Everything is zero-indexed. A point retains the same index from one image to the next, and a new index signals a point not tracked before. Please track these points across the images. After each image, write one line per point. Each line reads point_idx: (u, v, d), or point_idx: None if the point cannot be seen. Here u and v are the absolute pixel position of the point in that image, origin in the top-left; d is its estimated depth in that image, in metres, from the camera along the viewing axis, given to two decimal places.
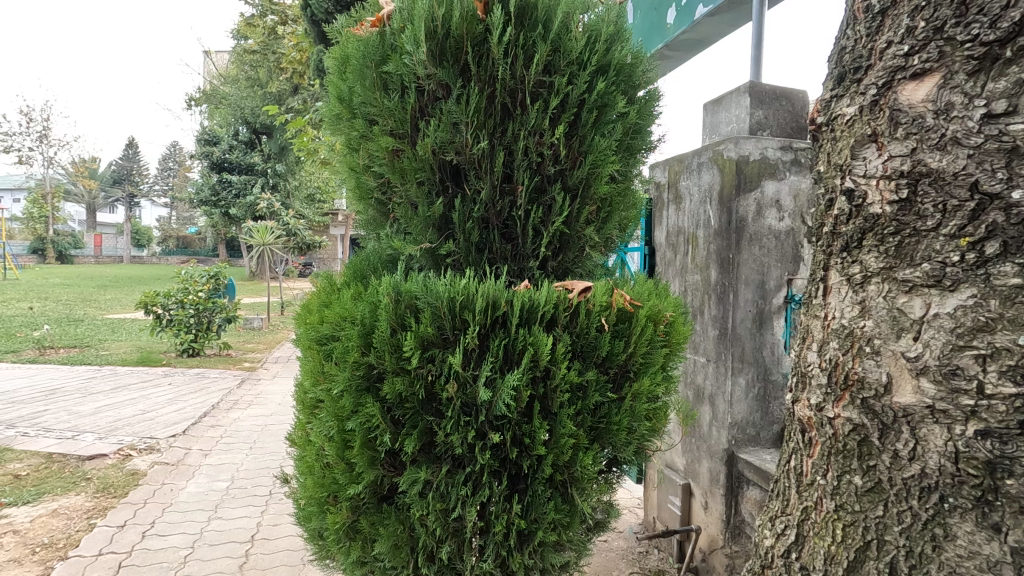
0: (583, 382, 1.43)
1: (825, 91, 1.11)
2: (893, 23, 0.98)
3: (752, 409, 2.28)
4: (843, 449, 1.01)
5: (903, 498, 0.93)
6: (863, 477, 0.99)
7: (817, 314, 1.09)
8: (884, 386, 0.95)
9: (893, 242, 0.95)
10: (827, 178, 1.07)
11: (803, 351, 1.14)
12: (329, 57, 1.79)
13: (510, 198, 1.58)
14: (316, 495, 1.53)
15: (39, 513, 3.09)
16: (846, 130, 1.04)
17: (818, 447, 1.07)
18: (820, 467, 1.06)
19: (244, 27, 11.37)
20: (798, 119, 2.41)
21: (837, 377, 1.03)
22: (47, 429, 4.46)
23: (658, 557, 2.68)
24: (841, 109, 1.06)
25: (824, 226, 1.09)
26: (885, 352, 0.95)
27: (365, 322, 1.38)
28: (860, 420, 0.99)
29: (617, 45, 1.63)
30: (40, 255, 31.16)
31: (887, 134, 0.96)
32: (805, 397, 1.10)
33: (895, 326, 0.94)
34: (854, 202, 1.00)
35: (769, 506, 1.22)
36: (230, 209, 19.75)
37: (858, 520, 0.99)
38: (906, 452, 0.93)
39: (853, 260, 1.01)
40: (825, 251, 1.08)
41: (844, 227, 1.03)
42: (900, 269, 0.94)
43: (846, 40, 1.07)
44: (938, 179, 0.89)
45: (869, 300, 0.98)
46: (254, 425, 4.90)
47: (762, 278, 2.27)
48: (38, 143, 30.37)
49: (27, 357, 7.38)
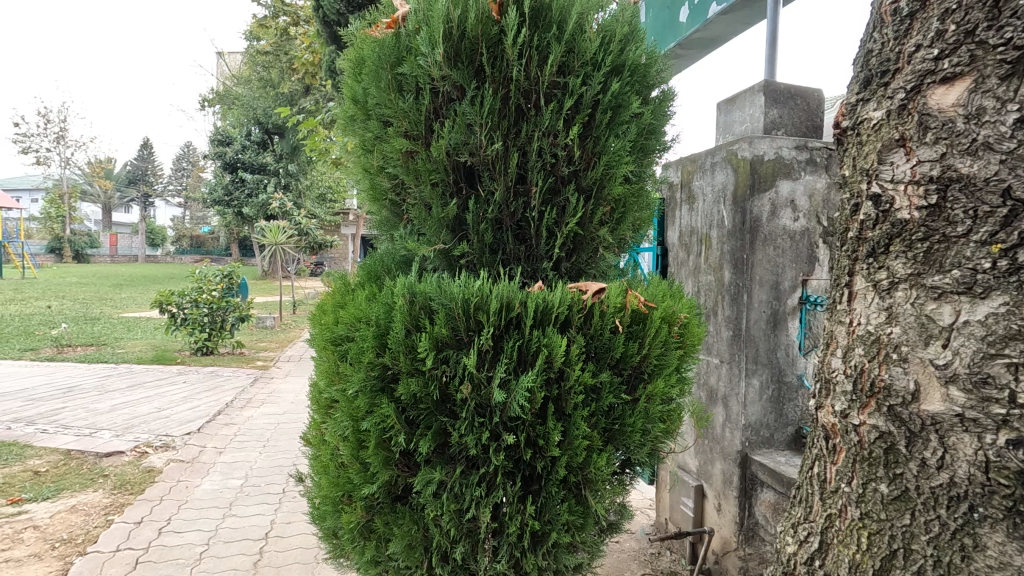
0: (597, 384, 1.42)
1: (851, 95, 1.10)
2: (922, 26, 0.97)
3: (766, 410, 2.26)
4: (869, 456, 1.00)
5: (930, 507, 0.92)
6: (889, 485, 0.97)
7: (842, 319, 1.08)
8: (911, 394, 0.94)
9: (921, 249, 0.93)
10: (853, 182, 1.06)
11: (826, 356, 1.13)
12: (343, 59, 1.80)
13: (524, 199, 1.58)
14: (330, 494, 1.54)
15: (58, 509, 3.14)
16: (872, 134, 1.03)
17: (843, 454, 1.06)
18: (844, 474, 1.05)
19: (257, 28, 11.43)
20: (814, 119, 2.39)
21: (862, 384, 1.02)
22: (66, 425, 4.53)
23: (670, 559, 2.67)
24: (868, 113, 1.05)
25: (848, 231, 1.08)
26: (913, 359, 0.94)
27: (380, 323, 1.40)
28: (886, 428, 0.98)
29: (632, 45, 1.63)
30: (57, 254, 31.67)
31: (915, 139, 0.95)
32: (828, 402, 1.09)
33: (923, 333, 0.93)
34: (880, 207, 0.99)
35: (791, 512, 1.21)
36: (243, 209, 19.93)
37: (883, 528, 0.98)
38: (934, 461, 0.92)
39: (879, 266, 1.00)
40: (850, 256, 1.07)
41: (870, 232, 1.01)
42: (928, 275, 0.93)
43: (872, 44, 1.06)
44: (969, 184, 0.88)
45: (896, 307, 0.97)
46: (267, 423, 4.95)
47: (777, 279, 2.25)
48: (56, 144, 30.88)
49: (45, 355, 7.52)
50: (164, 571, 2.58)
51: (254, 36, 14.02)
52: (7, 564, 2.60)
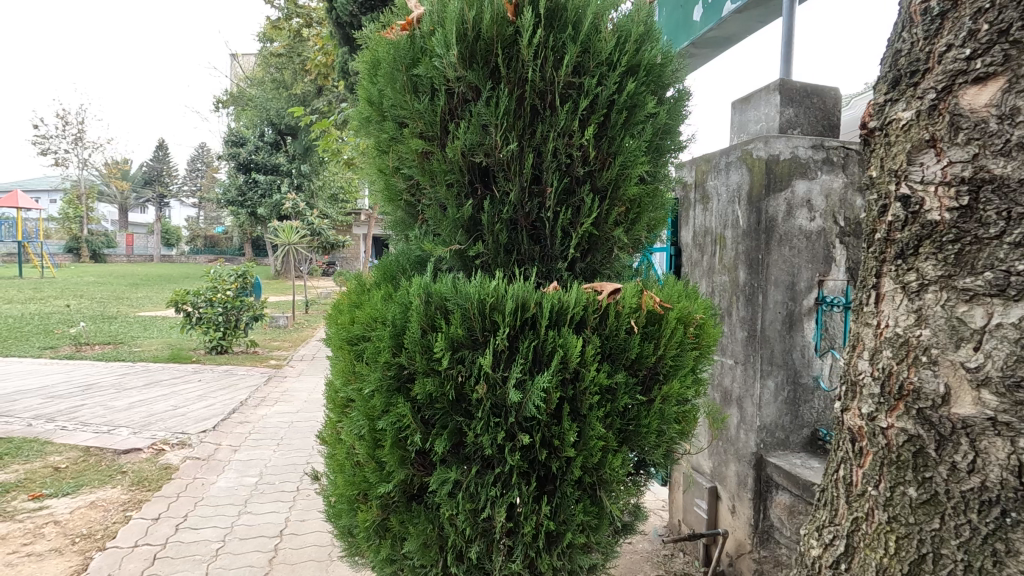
0: (612, 385, 1.42)
1: (878, 95, 1.09)
2: (953, 26, 0.95)
3: (781, 412, 2.24)
4: (897, 459, 0.99)
5: (960, 512, 0.91)
6: (918, 489, 0.96)
7: (869, 321, 1.07)
8: (941, 397, 0.93)
9: (951, 250, 0.93)
10: (881, 183, 1.05)
11: (851, 358, 1.11)
12: (359, 61, 1.82)
13: (539, 199, 1.58)
14: (346, 493, 1.56)
15: (78, 505, 3.20)
16: (901, 135, 1.01)
17: (870, 457, 1.05)
18: (871, 477, 1.04)
19: (270, 31, 11.54)
20: (830, 117, 2.37)
21: (890, 386, 1.00)
22: (84, 423, 4.61)
23: (683, 560, 2.66)
24: (896, 113, 1.03)
25: (875, 233, 1.06)
26: (943, 362, 0.93)
27: (397, 323, 1.41)
28: (915, 431, 0.96)
29: (647, 45, 1.62)
30: (75, 254, 32.20)
31: (946, 139, 0.94)
32: (855, 405, 1.08)
33: (954, 335, 0.92)
34: (909, 208, 0.98)
35: (814, 515, 1.20)
36: (256, 209, 20.12)
37: (911, 532, 0.97)
38: (965, 465, 0.91)
39: (908, 268, 0.99)
40: (877, 258, 1.06)
41: (899, 233, 1.00)
42: (959, 277, 0.92)
43: (901, 43, 1.04)
44: (1002, 185, 0.87)
45: (926, 309, 0.96)
46: (281, 422, 4.99)
47: (793, 279, 2.23)
48: (74, 146, 31.38)
49: (64, 353, 7.65)
50: (181, 567, 2.61)
51: (268, 38, 14.15)
52: (29, 558, 2.65)
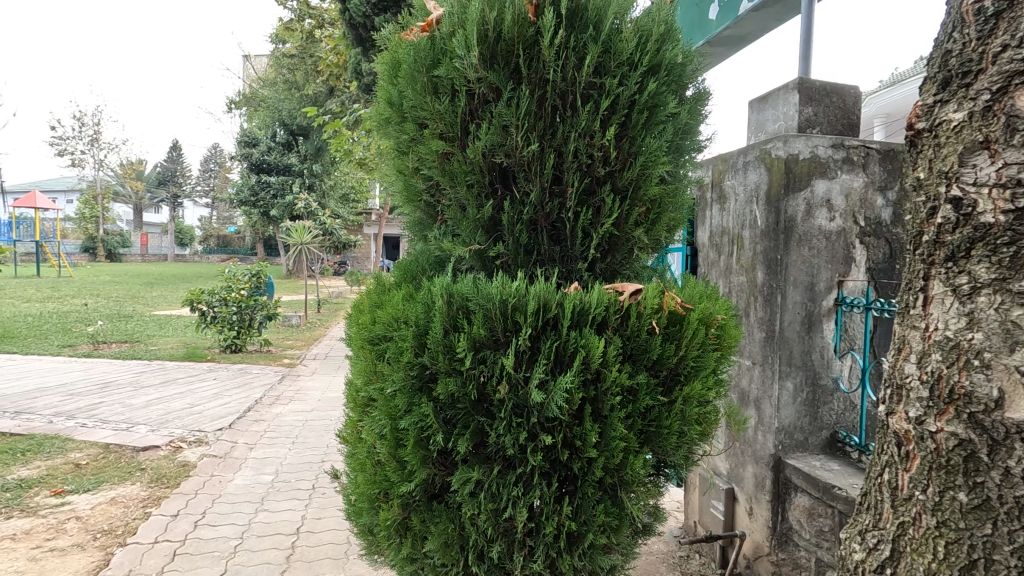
0: (633, 386, 1.42)
1: (927, 96, 1.08)
2: (1009, 26, 0.94)
3: (800, 414, 2.22)
4: (946, 464, 0.98)
5: (1014, 517, 0.91)
6: (969, 493, 0.96)
7: (916, 324, 1.06)
8: (994, 402, 0.92)
9: (1007, 253, 0.92)
10: (930, 185, 1.04)
11: (897, 362, 1.11)
12: (378, 62, 1.82)
13: (559, 200, 1.57)
14: (367, 491, 1.57)
15: (99, 501, 3.25)
16: (952, 136, 1.01)
17: (917, 461, 1.04)
18: (919, 482, 1.03)
19: (283, 32, 11.61)
20: (850, 116, 2.34)
21: (940, 390, 0.99)
22: (103, 420, 4.67)
23: (699, 562, 2.64)
24: (947, 115, 1.02)
25: (923, 235, 1.06)
26: (997, 365, 0.92)
27: (419, 323, 1.42)
28: (966, 435, 0.96)
29: (668, 44, 1.61)
30: (92, 254, 32.66)
31: (1001, 141, 0.93)
32: (901, 409, 1.07)
33: (1008, 339, 0.92)
34: (961, 210, 0.97)
35: (856, 519, 1.19)
36: (269, 209, 20.29)
37: (962, 538, 0.96)
38: (1019, 470, 0.90)
39: (960, 271, 0.98)
40: (925, 261, 1.05)
41: (950, 236, 1.00)
42: (1014, 281, 0.92)
43: (951, 44, 1.03)
44: None
45: (978, 313, 0.95)
46: (296, 421, 5.03)
47: (812, 280, 2.21)
48: (90, 146, 31.82)
49: (83, 351, 7.77)
50: (200, 564, 2.64)
51: (280, 39, 14.24)
52: (52, 554, 2.69)
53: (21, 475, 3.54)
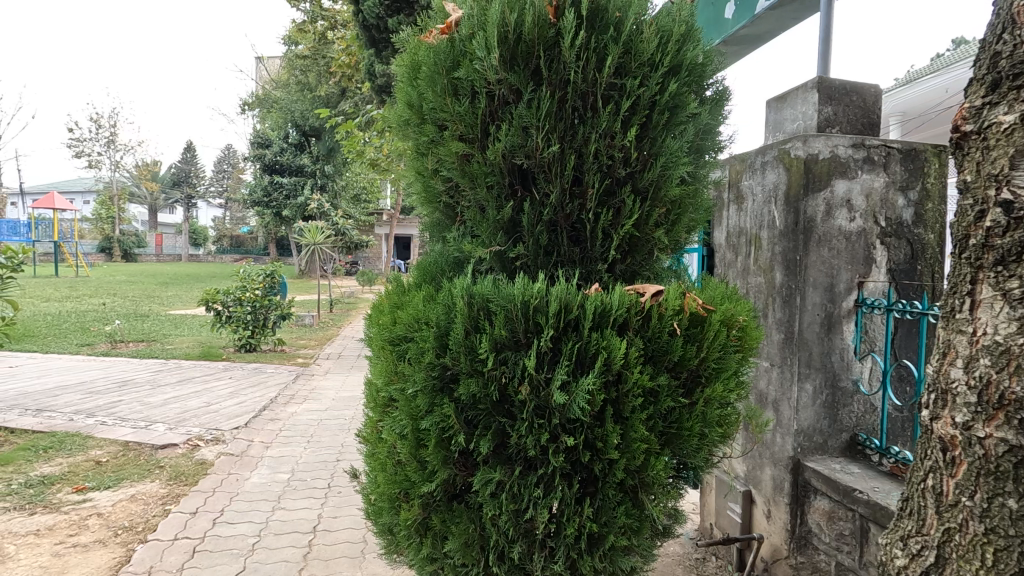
0: (655, 387, 1.41)
1: (975, 97, 1.06)
2: None
3: (820, 416, 2.20)
4: (995, 470, 0.98)
5: None
6: (1020, 500, 0.95)
7: (963, 328, 1.05)
8: None
9: None
10: (978, 188, 1.03)
11: (942, 366, 1.10)
12: (398, 64, 1.83)
13: (579, 201, 1.57)
14: (388, 491, 1.58)
15: (120, 498, 3.30)
16: (1002, 139, 0.99)
17: (964, 467, 1.03)
18: (965, 488, 1.02)
19: (295, 33, 11.67)
20: (871, 115, 2.32)
21: (988, 396, 0.99)
22: (122, 418, 4.74)
23: (716, 565, 2.62)
24: (996, 117, 1.01)
25: (970, 238, 1.05)
26: None
27: (441, 324, 1.43)
28: (1016, 442, 0.95)
29: (689, 44, 1.61)
30: (108, 254, 33.12)
31: None
32: (947, 414, 1.06)
33: None
34: (1012, 214, 0.96)
35: (897, 524, 1.19)
36: (281, 210, 20.46)
37: (1011, 545, 0.96)
38: None
39: (1010, 275, 0.97)
40: (972, 265, 1.04)
41: (999, 239, 0.99)
42: None
43: (999, 44, 1.02)
44: None
45: None
46: (310, 420, 5.07)
47: (832, 281, 2.18)
48: (106, 148, 32.27)
49: (101, 350, 7.88)
50: (219, 561, 2.67)
51: (293, 40, 14.31)
52: (75, 549, 2.74)
53: (43, 472, 3.60)
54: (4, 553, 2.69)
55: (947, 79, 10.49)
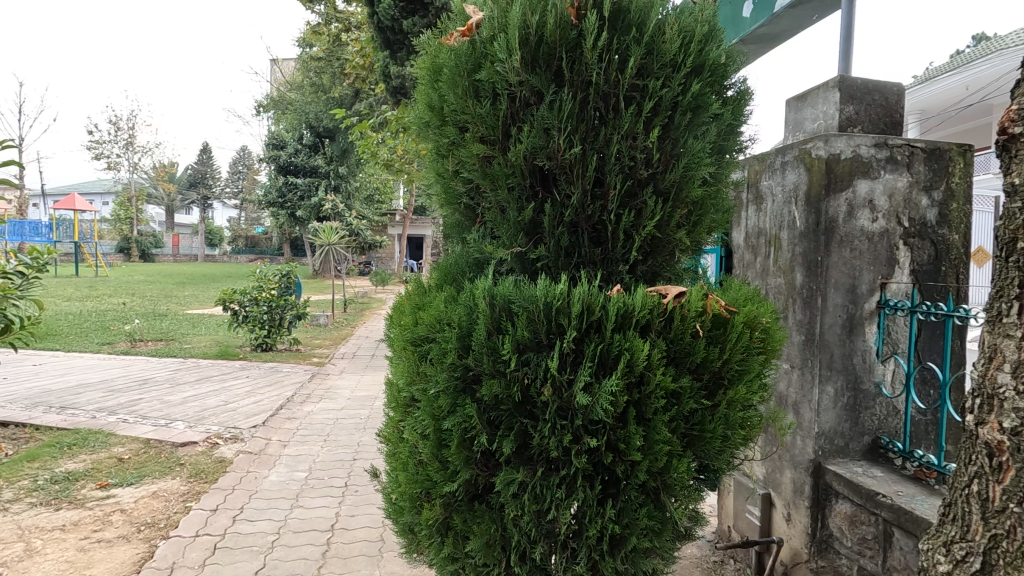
0: (677, 389, 1.41)
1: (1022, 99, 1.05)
2: None
3: (841, 419, 2.17)
4: None
5: None
6: None
7: (1010, 332, 1.04)
8: None
9: None
10: None
11: (987, 371, 1.08)
12: (418, 66, 1.84)
13: (600, 202, 1.56)
14: (410, 491, 1.58)
15: (142, 494, 3.35)
16: None
17: (1012, 473, 1.01)
18: (1012, 494, 1.01)
19: (310, 36, 11.76)
20: (893, 114, 2.28)
21: None
22: (143, 416, 4.82)
23: (734, 568, 2.60)
24: None
25: (1019, 241, 1.03)
26: None
27: (463, 325, 1.43)
28: None
29: (712, 44, 1.60)
30: (126, 254, 33.65)
31: None
32: (993, 419, 1.05)
33: None
34: None
35: (939, 529, 1.17)
36: (295, 210, 20.66)
37: None
38: None
39: None
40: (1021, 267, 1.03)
41: None
42: None
43: None
44: None
45: None
46: (327, 419, 5.12)
47: (854, 282, 2.16)
48: (125, 150, 32.83)
49: (121, 349, 8.02)
50: (240, 558, 2.71)
51: (308, 42, 14.44)
52: (99, 545, 2.79)
53: (68, 468, 3.68)
54: (31, 548, 2.74)
55: (965, 77, 10.34)
